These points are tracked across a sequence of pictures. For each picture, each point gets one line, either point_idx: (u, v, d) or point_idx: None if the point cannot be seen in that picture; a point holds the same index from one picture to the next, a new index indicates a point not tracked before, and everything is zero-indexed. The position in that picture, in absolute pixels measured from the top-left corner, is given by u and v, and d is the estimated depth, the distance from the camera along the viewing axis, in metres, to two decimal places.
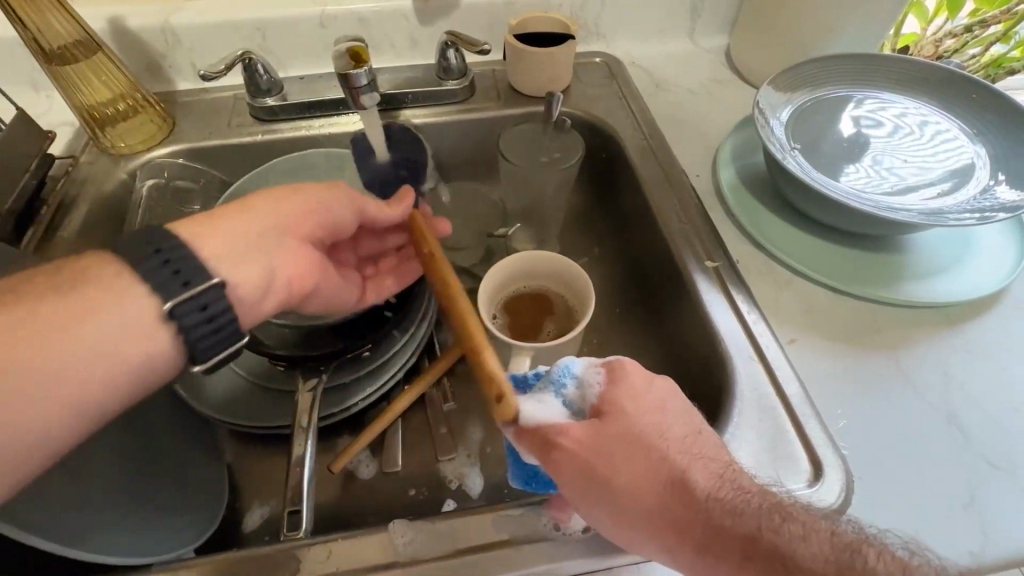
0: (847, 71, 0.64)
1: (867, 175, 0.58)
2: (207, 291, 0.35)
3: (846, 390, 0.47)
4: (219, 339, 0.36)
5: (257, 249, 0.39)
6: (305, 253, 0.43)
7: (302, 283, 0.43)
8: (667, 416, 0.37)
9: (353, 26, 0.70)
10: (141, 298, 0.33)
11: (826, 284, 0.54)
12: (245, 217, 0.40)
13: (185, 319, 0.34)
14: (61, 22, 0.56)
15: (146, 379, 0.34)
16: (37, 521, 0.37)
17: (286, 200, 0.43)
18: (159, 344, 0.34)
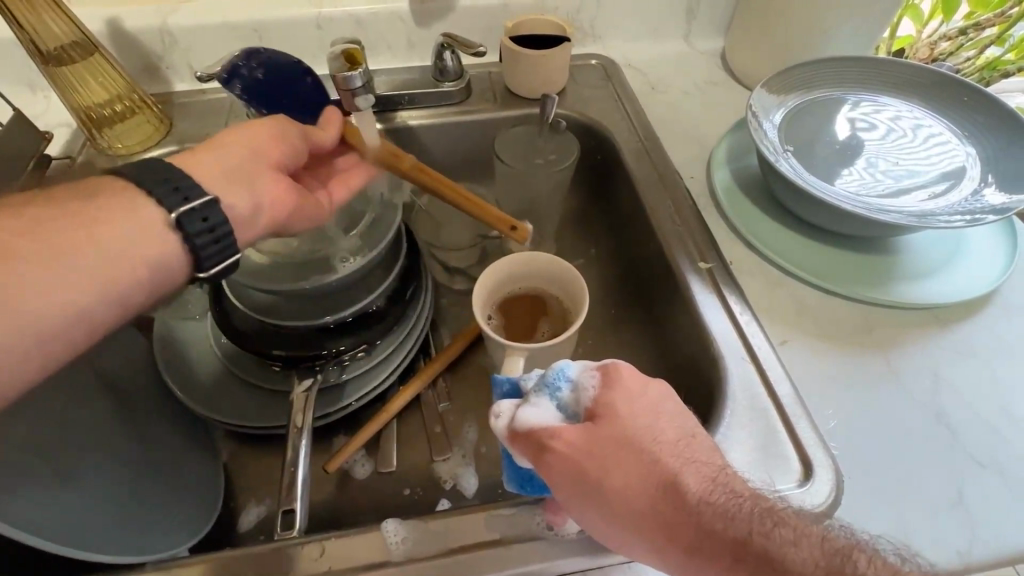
0: (841, 74, 0.64)
1: (860, 177, 0.58)
2: (206, 205, 0.38)
3: (839, 391, 0.47)
4: (220, 252, 0.39)
5: (243, 176, 0.44)
6: (283, 179, 0.46)
7: (290, 206, 0.47)
8: (660, 419, 0.37)
9: (350, 27, 0.71)
10: (152, 209, 0.38)
11: (818, 285, 0.54)
12: (221, 151, 0.44)
13: (188, 227, 0.38)
14: (57, 23, 0.56)
15: (155, 281, 0.38)
16: (32, 524, 0.37)
17: (252, 133, 0.46)
18: (166, 250, 0.38)
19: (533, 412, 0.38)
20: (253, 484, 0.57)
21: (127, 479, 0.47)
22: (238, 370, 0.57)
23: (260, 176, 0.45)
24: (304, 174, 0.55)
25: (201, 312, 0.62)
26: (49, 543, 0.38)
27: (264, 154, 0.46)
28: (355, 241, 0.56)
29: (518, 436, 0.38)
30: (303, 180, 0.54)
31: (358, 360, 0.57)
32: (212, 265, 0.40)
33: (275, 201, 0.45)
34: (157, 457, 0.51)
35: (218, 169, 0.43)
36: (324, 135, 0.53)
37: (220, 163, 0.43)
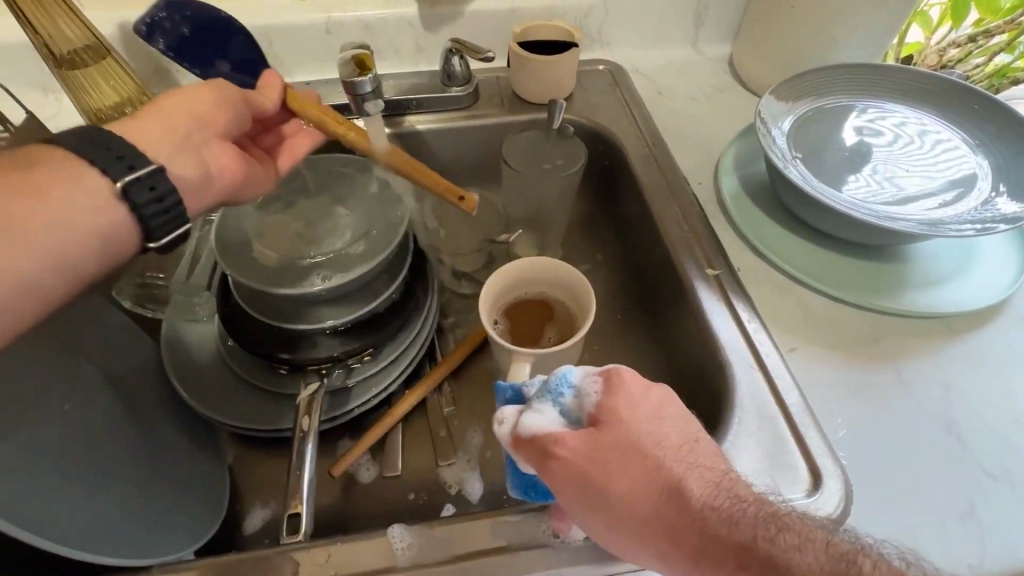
0: (850, 81, 0.64)
1: (867, 184, 0.58)
2: (152, 175, 0.38)
3: (847, 400, 0.47)
4: (169, 221, 0.39)
5: (188, 145, 0.44)
6: (229, 146, 0.47)
7: (238, 172, 0.48)
8: (664, 424, 0.37)
9: (359, 32, 0.71)
10: (96, 179, 0.37)
11: (827, 292, 0.54)
12: (162, 117, 0.44)
13: (136, 198, 0.37)
14: (72, 27, 0.57)
15: (105, 252, 0.38)
16: (38, 521, 0.37)
17: (194, 98, 0.46)
18: (112, 220, 0.37)
19: (536, 418, 0.38)
20: (260, 487, 0.57)
21: (124, 478, 0.46)
22: (246, 374, 0.57)
23: (204, 144, 0.45)
24: (250, 143, 0.56)
25: (208, 314, 0.62)
26: (48, 542, 0.37)
27: (208, 121, 0.46)
28: (362, 244, 0.56)
29: (522, 443, 0.38)
30: (251, 149, 0.56)
31: (363, 364, 0.57)
32: (163, 236, 0.40)
33: (223, 170, 0.47)
34: (158, 456, 0.51)
35: (159, 136, 0.43)
36: (264, 100, 0.50)
37: (162, 129, 0.43)
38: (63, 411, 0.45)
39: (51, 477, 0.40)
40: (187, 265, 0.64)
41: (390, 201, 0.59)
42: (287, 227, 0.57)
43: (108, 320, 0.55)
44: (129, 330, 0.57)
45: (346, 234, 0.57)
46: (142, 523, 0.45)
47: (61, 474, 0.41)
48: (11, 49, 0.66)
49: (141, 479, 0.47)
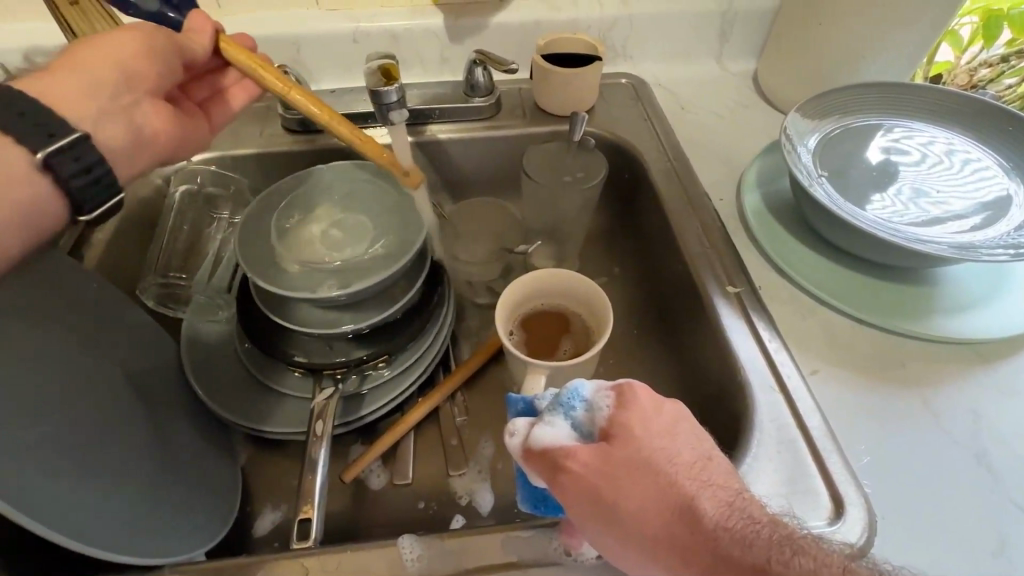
0: (877, 99, 0.63)
1: (893, 204, 0.57)
2: (75, 144, 0.37)
3: (870, 425, 0.46)
4: (98, 193, 0.39)
5: (116, 107, 0.42)
6: (161, 106, 0.45)
7: (169, 132, 0.47)
8: (677, 440, 0.36)
9: (384, 41, 0.72)
10: (12, 149, 0.36)
11: (851, 314, 0.53)
12: (83, 72, 0.41)
13: (60, 169, 0.37)
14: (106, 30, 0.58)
15: (29, 227, 0.37)
16: (59, 517, 0.38)
17: (116, 49, 0.43)
18: (34, 193, 0.37)
19: (547, 431, 0.37)
20: (273, 491, 0.58)
21: (137, 473, 0.47)
22: (262, 376, 0.57)
23: (134, 103, 0.43)
24: (180, 94, 0.53)
25: (227, 316, 0.62)
26: (71, 539, 0.38)
27: (138, 77, 0.43)
28: (380, 251, 0.56)
29: (534, 456, 0.38)
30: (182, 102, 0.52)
31: (377, 371, 0.57)
32: (93, 208, 0.39)
33: (156, 131, 0.45)
34: (171, 453, 0.51)
35: (82, 96, 0.40)
36: (193, 47, 0.47)
37: (84, 88, 0.41)
38: (76, 400, 0.46)
39: (57, 460, 0.41)
40: (209, 267, 0.65)
41: (410, 210, 0.60)
42: (310, 235, 0.58)
43: (129, 315, 0.56)
44: (150, 327, 0.58)
45: (367, 242, 0.58)
46: (157, 522, 0.45)
47: (80, 469, 0.42)
48: None
49: (157, 476, 0.48)
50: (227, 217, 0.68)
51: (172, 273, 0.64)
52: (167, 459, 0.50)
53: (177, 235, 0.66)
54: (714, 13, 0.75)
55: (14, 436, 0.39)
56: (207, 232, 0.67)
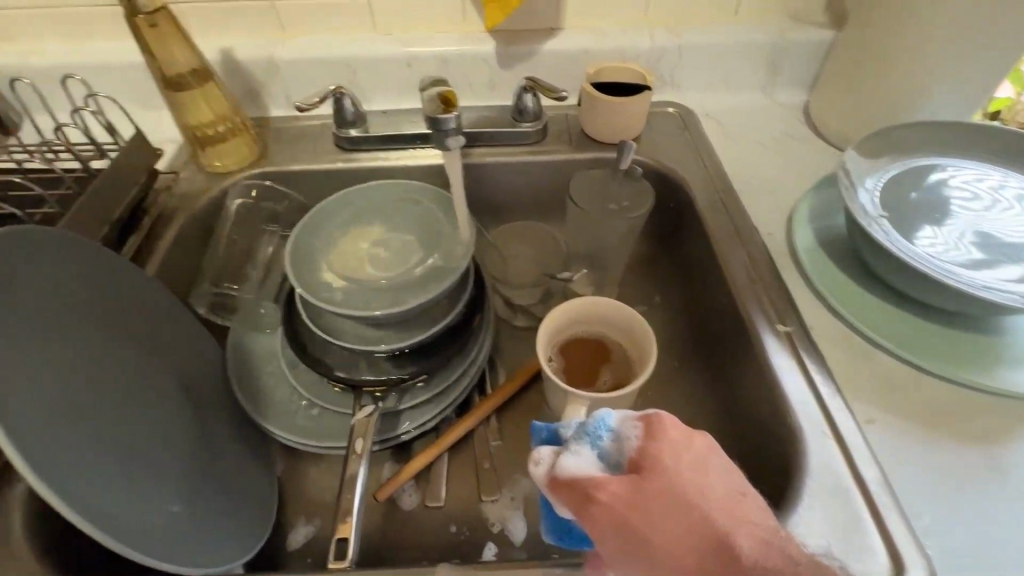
0: (938, 138, 0.61)
1: (956, 248, 0.55)
2: None
3: (930, 480, 0.44)
4: None
5: None
6: None
7: None
8: (708, 473, 0.35)
9: (436, 66, 0.75)
10: None
11: (910, 361, 0.50)
12: None
13: None
14: (182, 53, 0.61)
15: None
16: (113, 522, 0.39)
17: None
18: None
19: (574, 460, 0.38)
20: (308, 504, 0.58)
21: (181, 481, 0.47)
22: (304, 390, 0.59)
23: None
24: None
25: (272, 326, 0.64)
26: (120, 544, 0.38)
27: None
28: (424, 273, 0.58)
29: (559, 485, 0.38)
30: None
31: (416, 390, 0.57)
32: None
33: None
34: (214, 462, 0.52)
35: None
36: None
37: None
38: (134, 406, 0.47)
39: (111, 467, 0.42)
40: (260, 278, 0.67)
41: (456, 232, 0.61)
42: (357, 254, 0.61)
43: (184, 323, 0.57)
44: (200, 335, 0.59)
45: (411, 263, 0.59)
46: (202, 532, 0.46)
47: (131, 475, 0.43)
48: (129, 68, 0.73)
49: (202, 484, 0.49)
50: (277, 231, 0.70)
51: (224, 284, 0.66)
52: (210, 468, 0.51)
53: (230, 245, 0.68)
54: (765, 46, 0.75)
55: (77, 443, 0.40)
56: (259, 246, 0.69)
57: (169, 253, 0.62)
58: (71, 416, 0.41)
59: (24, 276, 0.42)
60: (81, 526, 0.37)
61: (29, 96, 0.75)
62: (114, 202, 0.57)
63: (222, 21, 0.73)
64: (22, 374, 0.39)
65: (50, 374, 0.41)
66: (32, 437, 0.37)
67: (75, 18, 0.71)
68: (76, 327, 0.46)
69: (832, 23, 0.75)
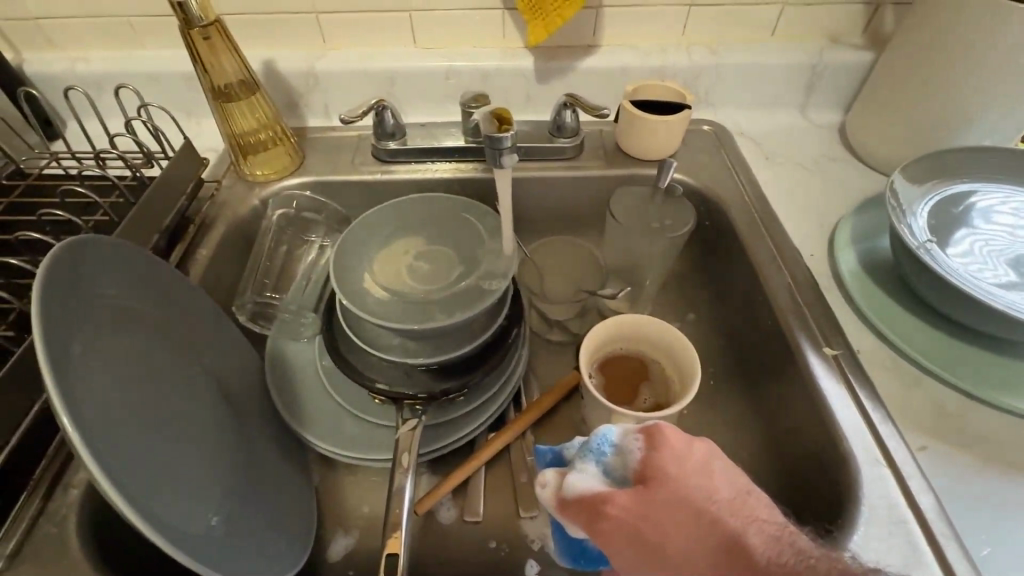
0: (983, 164, 0.61)
1: (1004, 274, 0.54)
2: None
3: (986, 511, 0.43)
4: None
5: None
6: None
7: None
8: (712, 477, 0.35)
9: (475, 79, 0.75)
10: None
11: (959, 387, 0.50)
12: None
13: None
14: (231, 65, 0.63)
15: None
16: (179, 534, 0.39)
17: None
18: None
19: (579, 478, 0.38)
20: (347, 515, 0.59)
21: (229, 495, 0.47)
22: (343, 400, 0.59)
23: None
24: None
25: (310, 335, 0.64)
26: (187, 557, 0.38)
27: None
28: (465, 288, 0.58)
29: (568, 504, 0.38)
30: None
31: (457, 403, 0.57)
32: None
33: None
34: (258, 472, 0.52)
35: None
36: None
37: None
38: (188, 416, 0.47)
39: (172, 480, 0.42)
40: (300, 285, 0.68)
41: (497, 246, 0.61)
42: (398, 267, 0.61)
43: (231, 332, 0.58)
44: (243, 344, 0.59)
45: (452, 277, 0.60)
46: (253, 545, 0.46)
47: (189, 488, 0.43)
48: (175, 77, 0.75)
49: (249, 496, 0.49)
50: (317, 241, 0.71)
51: (266, 294, 0.67)
52: (256, 480, 0.51)
53: (272, 255, 0.69)
54: (802, 66, 0.75)
55: (144, 454, 0.40)
56: (299, 254, 0.70)
57: (213, 262, 0.63)
58: (138, 428, 0.41)
59: (100, 287, 0.43)
60: (146, 534, 0.36)
61: (80, 104, 0.77)
62: (165, 210, 0.58)
63: (265, 32, 0.74)
64: (93, 384, 0.38)
65: (116, 388, 0.41)
66: (112, 448, 0.37)
67: (124, 28, 0.73)
68: (138, 337, 0.46)
69: (869, 45, 0.75)
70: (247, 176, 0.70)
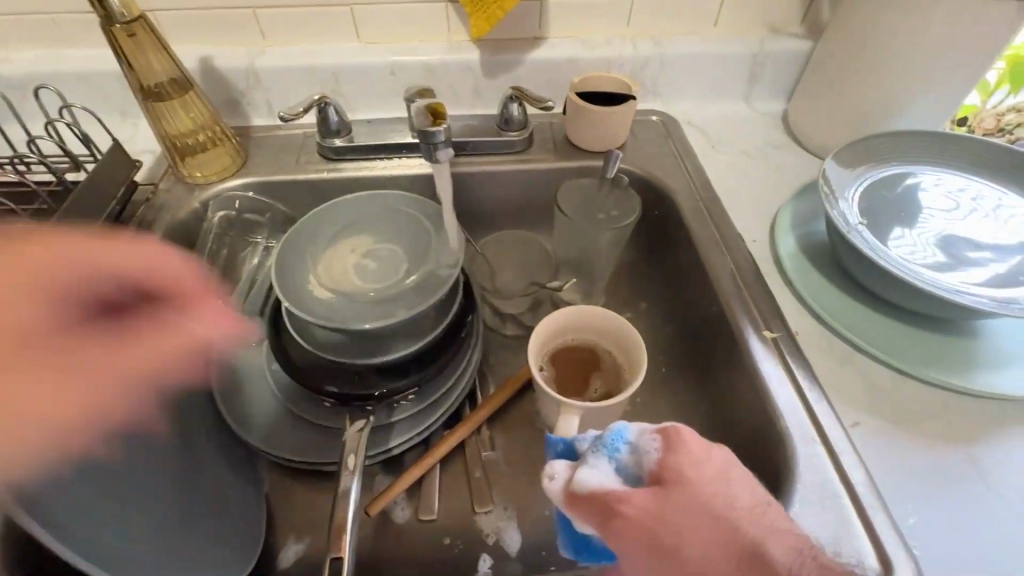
0: (910, 149, 0.63)
1: (930, 253, 0.57)
2: None
3: (914, 480, 0.45)
4: None
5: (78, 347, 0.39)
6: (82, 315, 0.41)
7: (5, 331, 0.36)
8: (732, 484, 0.35)
9: (420, 73, 0.74)
10: None
11: (890, 364, 0.52)
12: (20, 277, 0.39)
13: None
14: (160, 62, 0.60)
15: None
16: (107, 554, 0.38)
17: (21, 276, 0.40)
18: None
19: (591, 474, 0.37)
20: (298, 521, 0.57)
21: (166, 509, 0.46)
22: (291, 403, 0.58)
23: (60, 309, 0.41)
24: None
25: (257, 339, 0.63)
26: None
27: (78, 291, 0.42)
28: (412, 285, 0.57)
29: (579, 500, 0.37)
30: None
31: (407, 402, 0.56)
32: None
33: None
34: (200, 483, 0.51)
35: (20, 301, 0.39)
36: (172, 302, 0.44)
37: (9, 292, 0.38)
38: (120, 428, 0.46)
39: (93, 494, 0.41)
40: (244, 289, 0.67)
41: (444, 242, 0.61)
42: (344, 266, 0.60)
43: None
44: None
45: (400, 274, 0.59)
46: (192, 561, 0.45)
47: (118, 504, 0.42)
48: (103, 76, 0.71)
49: (189, 510, 0.48)
50: (261, 241, 0.71)
51: None
52: (196, 492, 0.50)
53: (213, 258, 0.66)
54: (745, 56, 0.76)
55: (65, 468, 0.39)
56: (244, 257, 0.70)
57: None
58: None
59: None
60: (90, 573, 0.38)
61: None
62: (92, 215, 0.55)
63: (202, 27, 0.71)
64: None
65: None
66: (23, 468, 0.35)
67: (45, 24, 0.69)
68: None
69: (807, 34, 0.76)
70: (186, 177, 0.68)
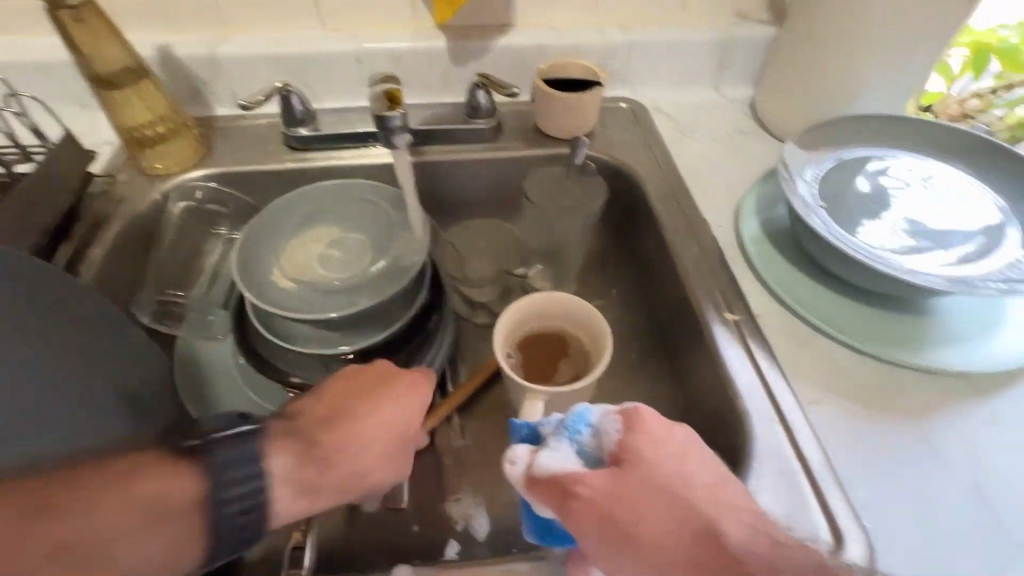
0: (868, 135, 0.65)
1: (888, 235, 0.58)
2: None
3: (868, 456, 0.46)
4: None
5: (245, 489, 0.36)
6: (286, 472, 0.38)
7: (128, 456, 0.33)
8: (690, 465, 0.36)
9: (387, 61, 0.73)
10: None
11: (848, 344, 0.53)
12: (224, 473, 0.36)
13: None
14: (114, 49, 0.58)
15: None
16: None
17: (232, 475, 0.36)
18: None
19: (552, 457, 0.37)
20: None
21: None
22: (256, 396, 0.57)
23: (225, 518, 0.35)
24: None
25: (223, 333, 0.62)
26: None
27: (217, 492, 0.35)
28: (377, 273, 0.57)
29: (537, 482, 0.37)
30: None
31: None
32: None
33: None
34: None
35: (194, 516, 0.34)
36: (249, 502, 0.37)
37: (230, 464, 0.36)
38: None
39: None
40: (206, 282, 0.66)
41: (410, 231, 0.60)
42: (309, 256, 0.59)
43: None
44: None
45: (366, 262, 0.59)
46: None
47: None
48: (57, 65, 0.69)
49: None
50: (225, 233, 0.70)
51: (168, 290, 0.64)
52: None
53: (174, 250, 0.66)
54: (712, 42, 0.77)
55: None
56: (206, 250, 0.68)
57: (106, 261, 0.59)
58: None
59: None
60: None
61: None
62: (44, 207, 0.54)
63: (160, 14, 0.69)
64: None
65: None
66: None
67: None
68: None
69: (774, 20, 0.77)
70: (146, 168, 0.66)
